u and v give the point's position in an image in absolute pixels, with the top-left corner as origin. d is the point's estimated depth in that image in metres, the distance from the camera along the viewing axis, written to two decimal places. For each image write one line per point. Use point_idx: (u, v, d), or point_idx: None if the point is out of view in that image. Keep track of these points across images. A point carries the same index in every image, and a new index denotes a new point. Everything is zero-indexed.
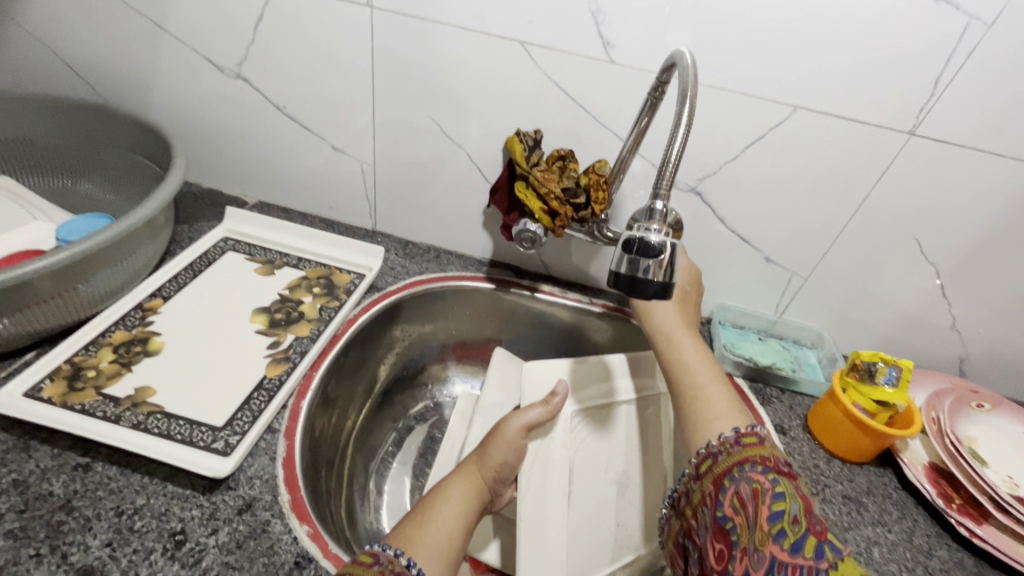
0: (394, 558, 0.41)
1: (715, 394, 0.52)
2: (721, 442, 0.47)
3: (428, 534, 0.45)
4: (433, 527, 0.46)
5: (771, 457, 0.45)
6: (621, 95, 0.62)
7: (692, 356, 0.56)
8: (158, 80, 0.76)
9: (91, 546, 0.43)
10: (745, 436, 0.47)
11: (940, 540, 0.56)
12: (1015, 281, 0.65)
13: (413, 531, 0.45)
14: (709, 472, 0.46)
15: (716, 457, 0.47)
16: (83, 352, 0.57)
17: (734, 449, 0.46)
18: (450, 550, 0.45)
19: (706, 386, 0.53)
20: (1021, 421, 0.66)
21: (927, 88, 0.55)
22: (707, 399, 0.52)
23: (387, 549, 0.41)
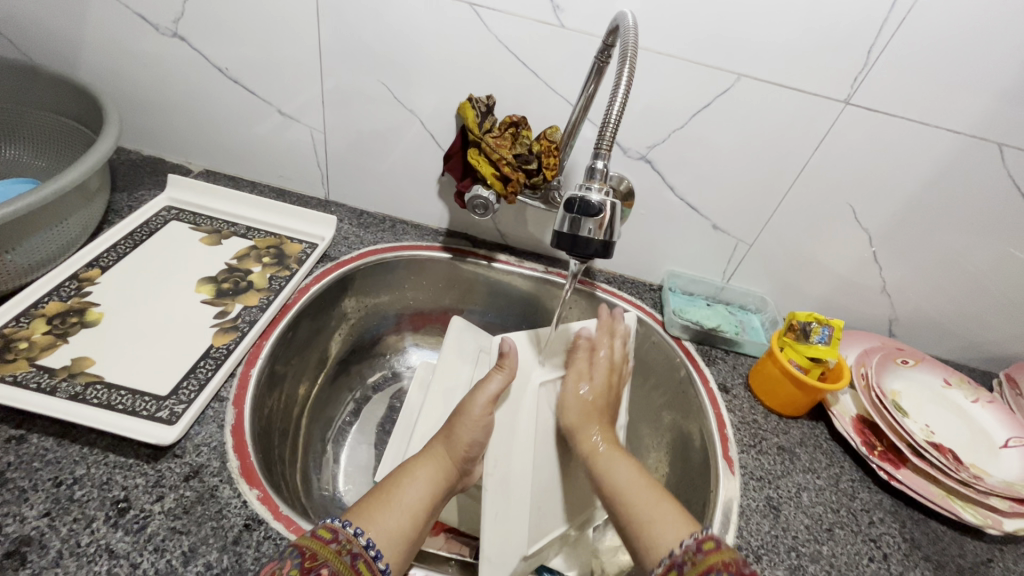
0: (352, 537, 0.41)
1: (629, 475, 0.51)
2: (684, 550, 0.41)
3: (389, 515, 0.45)
4: (393, 506, 0.46)
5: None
6: (572, 61, 0.62)
7: (623, 479, 0.51)
8: (88, 38, 0.71)
9: (27, 516, 0.41)
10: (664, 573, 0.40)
11: (862, 484, 0.61)
12: (938, 245, 0.70)
13: (371, 511, 0.45)
14: None
15: (682, 567, 0.40)
16: (14, 323, 0.54)
17: (697, 556, 0.39)
18: (408, 532, 0.45)
19: (616, 470, 0.52)
20: (941, 374, 0.71)
21: (861, 57, 0.57)
22: (621, 479, 0.51)
23: (347, 527, 0.41)
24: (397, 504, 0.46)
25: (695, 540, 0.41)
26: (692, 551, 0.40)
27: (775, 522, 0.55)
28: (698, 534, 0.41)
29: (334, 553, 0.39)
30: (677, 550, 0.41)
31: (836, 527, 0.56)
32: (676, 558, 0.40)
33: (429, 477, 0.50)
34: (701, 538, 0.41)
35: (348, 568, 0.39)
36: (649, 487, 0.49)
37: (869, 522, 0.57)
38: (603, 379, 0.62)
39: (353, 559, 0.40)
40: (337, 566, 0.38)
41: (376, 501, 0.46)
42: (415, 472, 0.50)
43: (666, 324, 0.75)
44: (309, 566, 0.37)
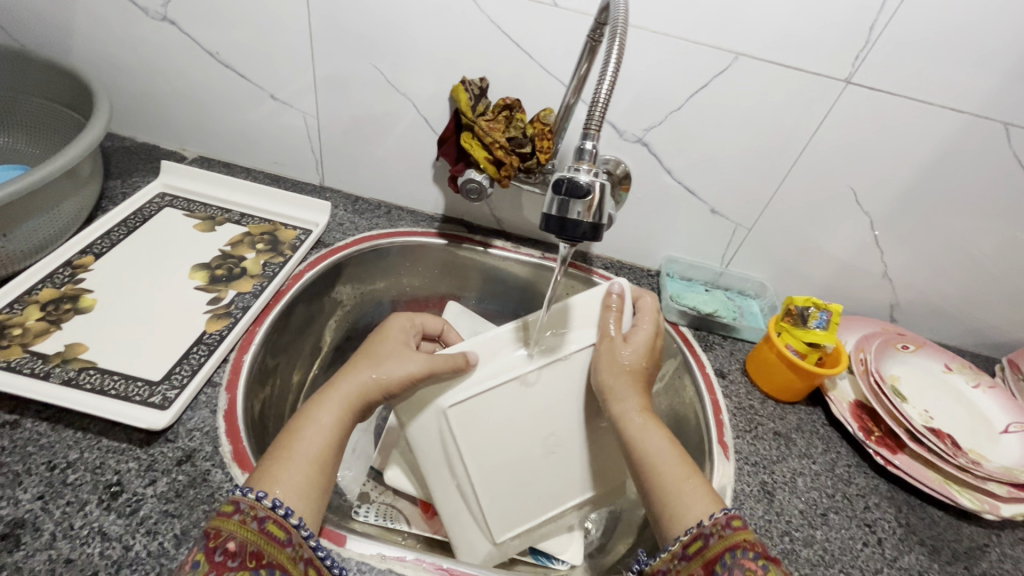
0: (256, 502, 0.38)
1: (661, 448, 0.47)
2: (712, 522, 0.41)
3: (292, 468, 0.41)
4: (296, 458, 0.42)
5: (711, 557, 0.39)
6: (566, 41, 0.61)
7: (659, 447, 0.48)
8: (78, 22, 0.70)
9: (21, 500, 0.42)
10: (689, 542, 0.41)
11: (859, 469, 0.61)
12: (941, 229, 0.69)
13: (273, 467, 0.41)
14: (699, 554, 0.40)
15: (707, 538, 0.40)
16: (7, 310, 0.54)
17: (726, 531, 0.40)
18: (315, 477, 0.42)
19: (648, 440, 0.48)
20: (941, 359, 0.70)
21: (863, 34, 0.56)
22: (657, 448, 0.48)
23: (250, 494, 0.38)
24: (298, 452, 0.42)
25: (725, 514, 0.41)
26: (721, 525, 0.40)
27: (769, 507, 0.55)
28: (727, 509, 0.41)
29: (240, 524, 0.36)
30: (705, 520, 0.41)
31: (830, 511, 0.56)
32: (702, 529, 0.41)
33: (336, 415, 0.46)
34: (732, 513, 0.41)
35: (257, 535, 0.36)
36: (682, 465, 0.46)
37: (865, 507, 0.57)
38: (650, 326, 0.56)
39: (261, 524, 0.37)
40: (244, 536, 0.36)
41: (278, 455, 0.42)
42: (318, 411, 0.46)
43: (664, 310, 0.75)
44: (212, 545, 0.35)
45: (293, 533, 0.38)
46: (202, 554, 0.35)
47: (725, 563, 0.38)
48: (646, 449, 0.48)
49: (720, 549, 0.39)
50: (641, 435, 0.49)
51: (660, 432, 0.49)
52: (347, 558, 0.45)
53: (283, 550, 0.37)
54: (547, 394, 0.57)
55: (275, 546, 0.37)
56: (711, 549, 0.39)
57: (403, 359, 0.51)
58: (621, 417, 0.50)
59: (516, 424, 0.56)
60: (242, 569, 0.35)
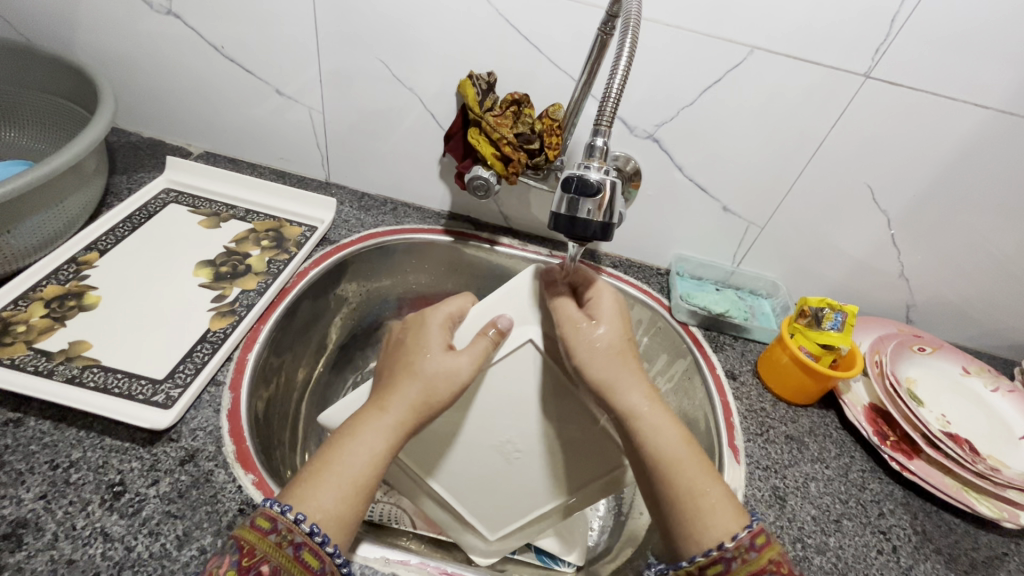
0: (295, 526, 0.37)
1: (676, 438, 0.44)
2: (735, 545, 0.39)
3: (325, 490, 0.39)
4: (339, 478, 0.40)
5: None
6: (576, 34, 0.60)
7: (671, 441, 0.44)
8: (83, 16, 0.70)
9: (23, 499, 0.41)
10: (708, 565, 0.38)
11: (873, 475, 0.59)
12: (961, 228, 0.67)
13: (311, 486, 0.39)
14: None
15: (730, 563, 0.38)
16: (12, 307, 0.54)
17: (751, 555, 0.38)
18: (356, 501, 0.40)
19: (663, 435, 0.44)
20: (959, 362, 0.69)
21: (884, 27, 0.54)
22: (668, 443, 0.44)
23: (287, 514, 0.37)
24: (342, 471, 0.40)
25: (749, 534, 0.39)
26: (744, 548, 0.38)
27: (781, 512, 0.54)
28: (750, 528, 0.39)
29: (275, 546, 0.36)
30: (726, 541, 0.39)
31: (844, 518, 0.55)
32: (724, 552, 0.38)
33: (385, 439, 0.43)
34: (754, 530, 0.39)
35: (291, 562, 0.36)
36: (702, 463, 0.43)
37: (879, 514, 0.56)
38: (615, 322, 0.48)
39: (297, 550, 0.36)
40: (279, 560, 0.36)
41: (317, 474, 0.40)
42: (367, 431, 0.43)
43: (673, 310, 0.73)
44: (247, 564, 0.35)
45: (327, 562, 0.37)
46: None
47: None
48: (657, 441, 0.43)
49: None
50: (653, 432, 0.44)
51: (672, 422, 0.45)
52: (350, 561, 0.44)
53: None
54: (500, 407, 0.53)
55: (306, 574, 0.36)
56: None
57: (455, 362, 0.47)
58: (628, 413, 0.45)
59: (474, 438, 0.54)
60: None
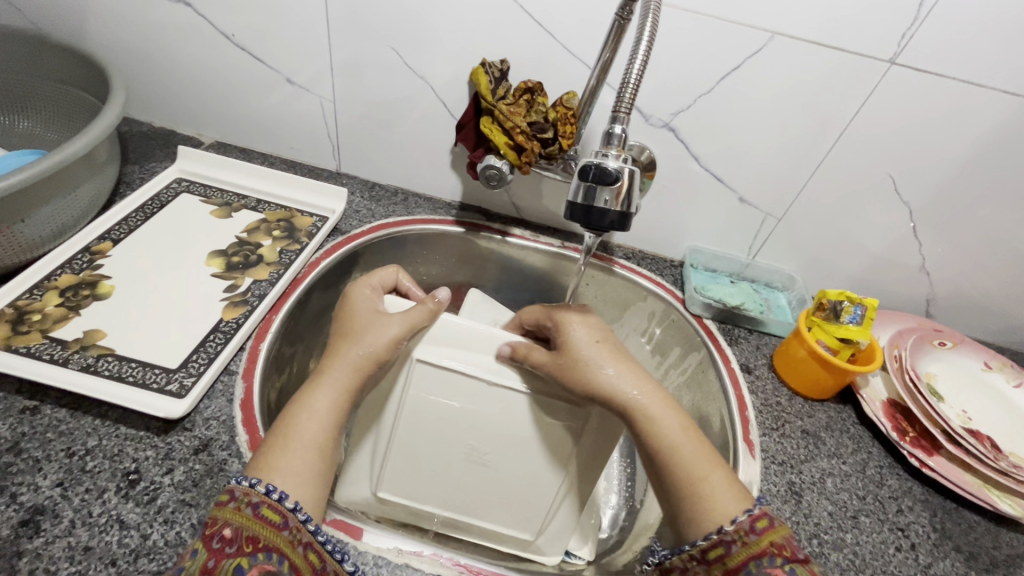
0: (250, 489, 0.37)
1: (676, 426, 0.44)
2: (735, 527, 0.40)
3: (291, 455, 0.40)
4: (296, 444, 0.41)
5: (736, 565, 0.39)
6: (592, 20, 0.58)
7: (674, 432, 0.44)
8: (94, 5, 0.69)
9: (41, 486, 0.42)
10: (708, 548, 0.40)
11: (891, 471, 0.58)
12: (986, 220, 0.65)
13: (272, 454, 0.40)
14: (720, 561, 0.39)
15: (729, 545, 0.39)
16: (27, 296, 0.55)
17: (749, 537, 0.39)
18: (320, 459, 0.41)
19: (665, 421, 0.45)
20: (981, 357, 0.67)
21: (911, 10, 0.52)
22: (671, 433, 0.44)
23: (242, 481, 0.37)
24: (300, 437, 0.41)
25: (749, 518, 0.40)
26: (744, 531, 0.39)
27: (796, 508, 0.53)
28: (750, 512, 0.40)
29: (234, 511, 0.36)
30: (726, 526, 0.40)
31: (861, 514, 0.54)
32: (723, 535, 0.40)
33: (331, 400, 0.44)
34: (755, 515, 0.40)
35: (251, 521, 0.36)
36: (702, 449, 0.44)
37: (897, 511, 0.55)
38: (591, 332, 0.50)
39: (256, 508, 0.36)
40: (241, 522, 0.36)
41: (278, 442, 0.41)
42: (314, 395, 0.43)
43: (687, 302, 0.72)
44: (210, 532, 0.35)
45: (290, 516, 0.37)
46: (201, 542, 0.35)
47: (750, 572, 0.38)
48: (664, 440, 0.44)
49: (744, 558, 0.39)
50: (656, 423, 0.44)
51: (672, 408, 0.45)
52: (364, 552, 0.44)
53: (281, 534, 0.36)
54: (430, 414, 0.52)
55: (272, 529, 0.36)
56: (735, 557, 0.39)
57: (384, 325, 0.48)
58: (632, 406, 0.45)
59: (429, 458, 0.53)
60: (240, 556, 0.34)
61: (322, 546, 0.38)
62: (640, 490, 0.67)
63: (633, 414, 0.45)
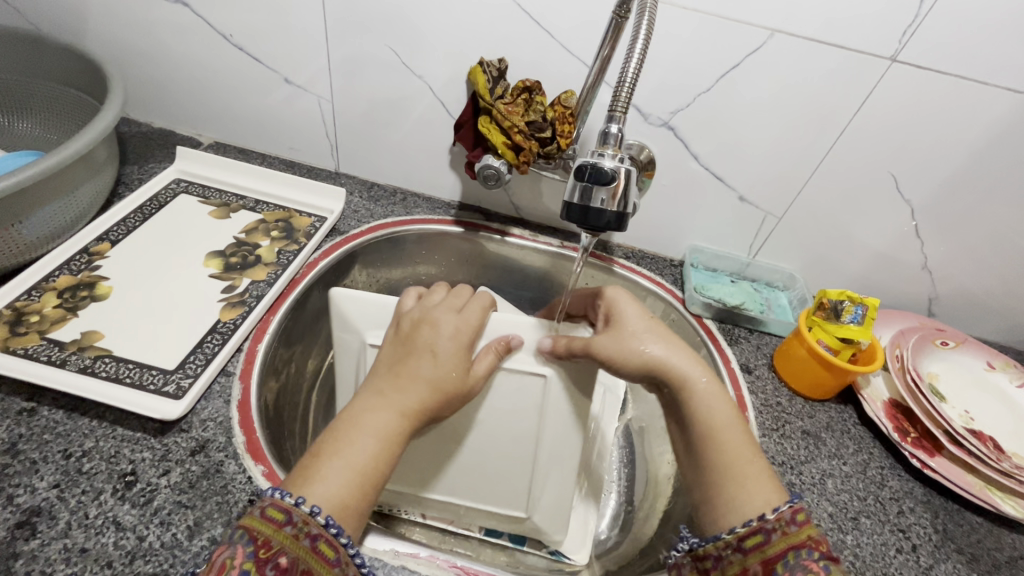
0: (310, 517, 0.34)
1: (725, 411, 0.45)
2: (776, 515, 0.39)
3: (333, 474, 0.37)
4: (342, 459, 0.37)
5: (772, 555, 0.38)
6: (589, 18, 0.58)
7: (718, 413, 0.45)
8: (93, 6, 0.69)
9: (37, 488, 0.42)
10: (746, 535, 0.39)
11: (893, 472, 0.58)
12: (989, 219, 0.64)
13: (311, 467, 0.37)
14: (757, 549, 0.39)
15: (768, 534, 0.39)
16: (25, 297, 0.55)
17: (790, 528, 0.38)
18: (367, 489, 0.37)
19: (713, 407, 0.45)
20: (983, 357, 0.67)
21: (912, 7, 0.52)
22: (714, 416, 0.45)
23: (303, 506, 0.34)
24: (347, 454, 0.38)
25: (789, 509, 0.39)
26: (785, 521, 0.39)
27: None
28: (793, 504, 0.39)
29: (290, 538, 0.33)
30: (768, 514, 0.39)
31: (862, 516, 0.53)
32: (764, 523, 0.39)
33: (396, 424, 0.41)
34: (797, 507, 0.39)
35: (308, 554, 0.33)
36: (745, 438, 0.44)
37: (899, 512, 0.54)
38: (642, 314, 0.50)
39: (313, 541, 0.34)
40: (293, 552, 0.33)
41: (322, 457, 0.37)
42: (376, 411, 0.41)
43: (687, 302, 0.72)
44: (263, 557, 0.32)
45: (341, 551, 0.34)
46: (250, 564, 0.32)
47: (788, 563, 0.37)
48: (705, 414, 0.45)
49: (784, 547, 0.38)
50: (702, 403, 0.45)
51: (723, 397, 0.46)
52: (360, 553, 0.44)
53: (331, 570, 0.33)
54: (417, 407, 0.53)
55: (323, 566, 0.33)
56: (774, 547, 0.38)
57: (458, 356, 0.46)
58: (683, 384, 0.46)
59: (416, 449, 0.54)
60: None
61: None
62: (638, 491, 0.67)
63: (679, 388, 0.46)
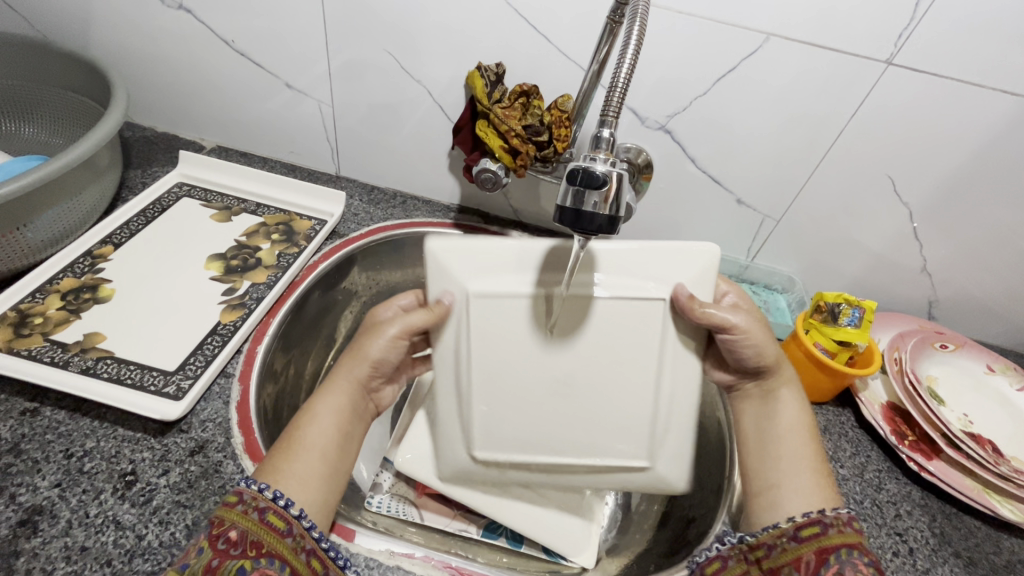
0: (258, 494, 0.37)
1: (798, 421, 0.50)
2: (833, 514, 0.42)
3: (301, 460, 0.41)
4: (306, 450, 0.42)
5: (827, 546, 0.40)
6: (586, 22, 0.58)
7: (794, 420, 0.50)
8: (99, 13, 0.71)
9: (39, 486, 0.43)
10: (804, 525, 0.42)
11: (890, 475, 0.58)
12: (988, 222, 0.64)
13: (282, 460, 0.41)
14: (814, 539, 0.41)
15: (826, 527, 0.41)
16: (29, 299, 0.56)
17: (848, 528, 0.41)
18: (330, 468, 0.42)
19: (790, 412, 0.50)
20: (983, 360, 0.66)
21: (907, 11, 0.52)
22: (789, 419, 0.50)
23: (252, 484, 0.38)
24: (307, 444, 0.42)
25: (847, 513, 0.42)
26: (843, 521, 0.41)
27: None
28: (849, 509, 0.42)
29: (241, 514, 0.36)
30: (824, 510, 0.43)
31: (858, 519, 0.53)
32: (822, 517, 0.42)
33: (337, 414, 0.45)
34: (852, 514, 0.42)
35: (257, 526, 0.36)
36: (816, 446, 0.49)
37: (896, 515, 0.54)
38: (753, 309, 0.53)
39: (261, 513, 0.36)
40: (246, 526, 0.36)
41: (285, 450, 0.42)
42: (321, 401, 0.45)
43: None
44: (217, 532, 0.36)
45: (294, 524, 0.37)
46: (208, 540, 0.35)
47: (840, 557, 0.40)
48: (788, 418, 0.50)
49: (840, 542, 0.40)
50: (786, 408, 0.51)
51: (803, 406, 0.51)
52: (356, 553, 0.45)
53: (284, 540, 0.36)
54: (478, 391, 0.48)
55: (275, 536, 0.36)
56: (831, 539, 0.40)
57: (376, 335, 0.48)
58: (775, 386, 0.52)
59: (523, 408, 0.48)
60: (243, 559, 0.34)
61: (325, 553, 0.38)
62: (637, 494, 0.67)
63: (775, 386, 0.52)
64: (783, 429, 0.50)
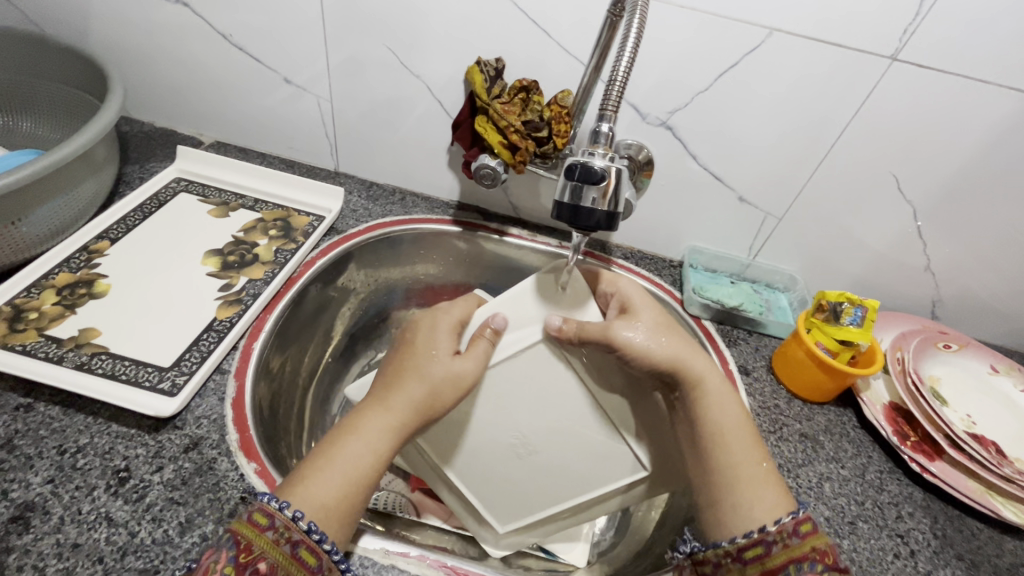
0: (292, 524, 0.36)
1: (734, 420, 0.46)
2: (777, 529, 0.40)
3: (331, 479, 0.40)
4: (335, 469, 0.40)
5: (774, 566, 0.39)
6: (587, 16, 0.57)
7: (726, 419, 0.46)
8: (96, 7, 0.70)
9: (31, 483, 0.42)
10: (747, 546, 0.41)
11: (892, 476, 0.57)
12: (993, 221, 0.63)
13: (312, 475, 0.39)
14: (758, 561, 0.40)
15: (769, 545, 0.40)
16: (24, 294, 0.55)
17: (792, 540, 0.39)
18: (354, 493, 0.40)
19: (724, 410, 0.47)
20: (986, 360, 0.66)
21: (913, 6, 0.51)
22: (721, 419, 0.46)
23: (285, 511, 0.37)
24: (342, 464, 0.40)
25: (792, 521, 0.40)
26: (786, 533, 0.40)
27: None
28: (794, 515, 0.40)
29: (271, 543, 0.36)
30: (769, 525, 0.41)
31: (859, 520, 0.53)
32: (766, 535, 0.40)
33: (388, 437, 0.43)
34: (799, 518, 0.40)
35: (287, 559, 0.36)
36: (752, 447, 0.45)
37: (897, 517, 0.54)
38: (654, 311, 0.50)
39: (294, 547, 0.36)
40: (274, 558, 0.35)
41: (316, 464, 0.40)
42: (368, 422, 0.43)
43: (685, 303, 0.72)
44: (245, 561, 0.35)
45: (325, 558, 0.37)
46: (231, 567, 0.34)
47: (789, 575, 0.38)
48: (717, 419, 0.46)
49: (785, 560, 0.39)
50: (713, 409, 0.47)
51: (734, 399, 0.47)
52: (349, 554, 0.44)
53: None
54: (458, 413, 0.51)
55: (304, 570, 0.36)
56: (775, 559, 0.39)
57: (453, 364, 0.47)
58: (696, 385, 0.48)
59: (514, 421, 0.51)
60: None
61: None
62: None
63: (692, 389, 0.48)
64: (714, 434, 0.46)
